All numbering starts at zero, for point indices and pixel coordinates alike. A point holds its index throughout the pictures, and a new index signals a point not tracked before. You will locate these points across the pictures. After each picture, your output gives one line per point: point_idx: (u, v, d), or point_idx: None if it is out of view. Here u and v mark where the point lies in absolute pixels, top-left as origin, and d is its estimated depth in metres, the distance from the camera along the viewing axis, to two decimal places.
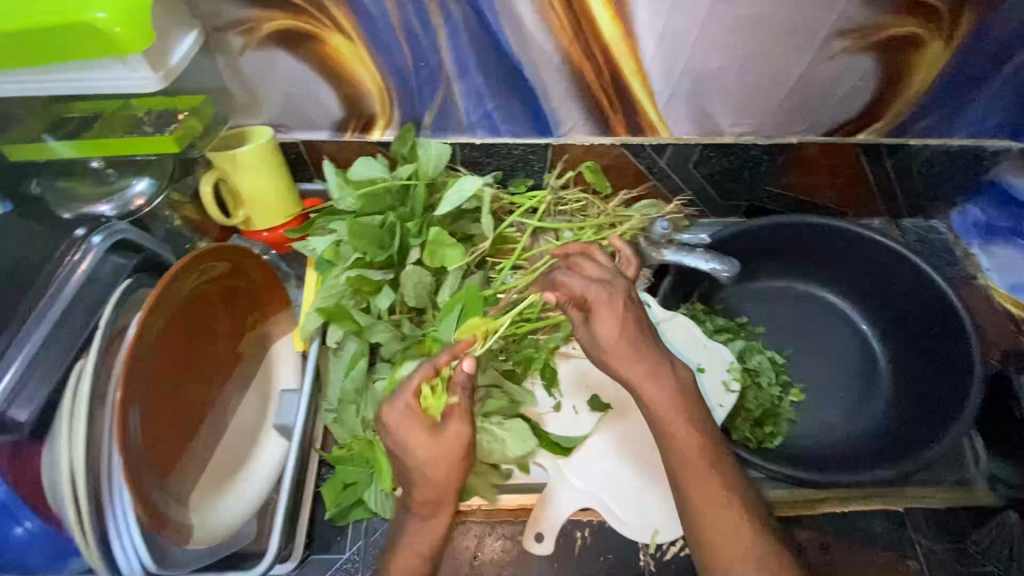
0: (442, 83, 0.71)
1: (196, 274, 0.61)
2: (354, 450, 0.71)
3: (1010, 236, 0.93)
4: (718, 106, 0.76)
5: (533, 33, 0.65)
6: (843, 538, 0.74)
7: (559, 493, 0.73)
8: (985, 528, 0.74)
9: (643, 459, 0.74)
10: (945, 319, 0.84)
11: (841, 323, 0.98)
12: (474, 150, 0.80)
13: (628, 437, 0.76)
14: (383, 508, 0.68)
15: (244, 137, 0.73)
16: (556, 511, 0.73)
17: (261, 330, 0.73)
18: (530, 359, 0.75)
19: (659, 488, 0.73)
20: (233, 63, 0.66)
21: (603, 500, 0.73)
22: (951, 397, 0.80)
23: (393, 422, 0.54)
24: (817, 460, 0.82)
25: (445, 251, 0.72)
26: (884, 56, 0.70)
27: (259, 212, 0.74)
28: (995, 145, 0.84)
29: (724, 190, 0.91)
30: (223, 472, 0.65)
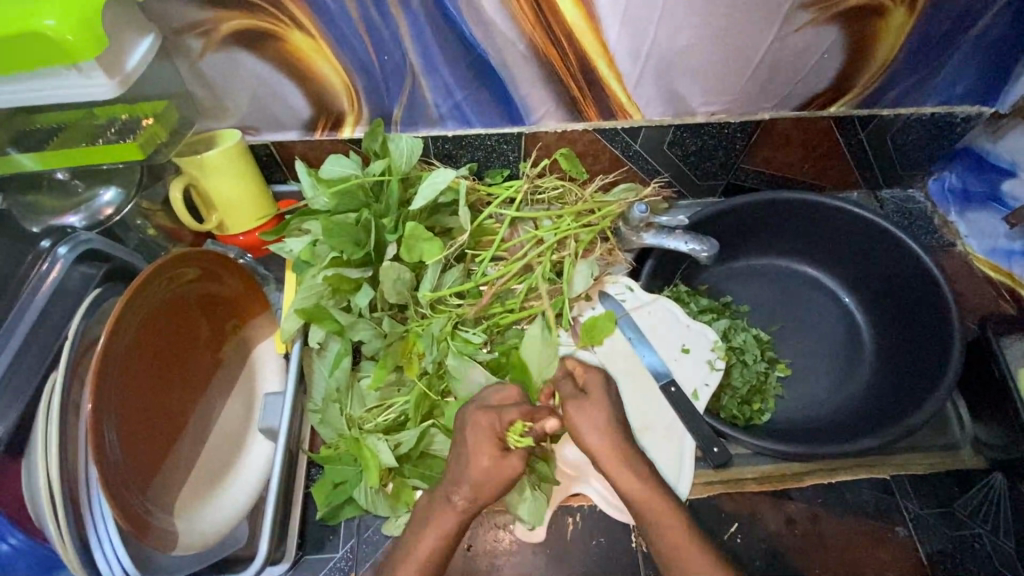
0: (408, 77, 0.70)
1: (168, 277, 0.61)
2: (342, 449, 0.70)
3: (988, 200, 0.91)
4: (687, 86, 0.76)
5: (497, 23, 0.65)
6: (833, 508, 0.74)
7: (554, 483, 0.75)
8: (971, 491, 0.75)
9: None
10: (923, 288, 0.85)
11: (823, 297, 0.98)
12: (447, 142, 0.80)
13: None
14: (375, 504, 0.69)
15: (212, 141, 0.72)
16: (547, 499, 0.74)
17: (241, 335, 0.73)
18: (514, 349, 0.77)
19: None
20: (194, 66, 0.65)
21: (592, 484, 0.74)
22: (933, 363, 0.81)
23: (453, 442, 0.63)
24: (801, 434, 0.83)
25: (423, 246, 0.73)
26: (847, 27, 0.70)
27: (233, 216, 0.74)
28: (966, 111, 0.84)
29: (701, 171, 0.91)
30: (209, 474, 0.65)
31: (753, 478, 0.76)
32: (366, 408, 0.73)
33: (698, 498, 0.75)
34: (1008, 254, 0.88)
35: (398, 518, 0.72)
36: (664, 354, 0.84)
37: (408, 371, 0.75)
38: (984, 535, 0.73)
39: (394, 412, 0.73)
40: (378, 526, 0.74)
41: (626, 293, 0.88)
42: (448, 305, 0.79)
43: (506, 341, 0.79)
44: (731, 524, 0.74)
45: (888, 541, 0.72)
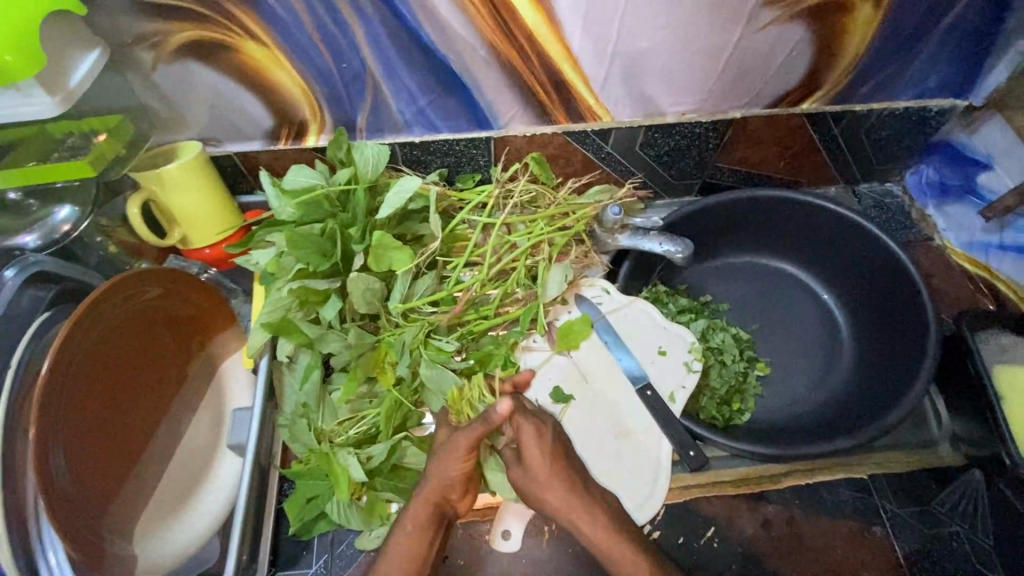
0: (369, 85, 0.69)
1: (125, 295, 0.60)
2: (312, 463, 0.69)
3: (964, 193, 0.91)
4: (655, 86, 0.75)
5: (454, 28, 0.64)
6: (811, 510, 0.74)
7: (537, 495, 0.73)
8: (950, 488, 0.75)
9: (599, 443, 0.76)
10: (899, 283, 0.84)
11: (802, 295, 0.97)
12: (415, 149, 0.79)
13: (587, 422, 0.77)
14: (348, 518, 0.68)
15: (172, 153, 0.70)
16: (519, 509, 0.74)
17: (209, 351, 0.72)
18: (489, 356, 0.76)
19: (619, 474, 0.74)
20: (146, 78, 0.64)
21: None
22: (911, 358, 0.80)
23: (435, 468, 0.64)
24: (780, 435, 0.83)
25: (392, 255, 0.72)
26: (814, 23, 0.69)
27: (198, 229, 0.73)
28: (940, 104, 0.83)
29: (675, 170, 0.90)
30: (175, 492, 0.65)
31: (730, 481, 0.75)
32: (337, 420, 0.73)
33: (675, 502, 0.75)
34: (986, 247, 0.88)
35: (372, 532, 0.71)
36: (642, 356, 0.83)
37: (380, 382, 0.74)
38: (962, 532, 0.72)
39: (365, 424, 0.72)
40: (352, 540, 0.73)
41: (603, 296, 0.87)
42: (421, 313, 0.78)
43: (481, 347, 0.78)
44: (708, 528, 0.73)
45: (866, 541, 0.72)
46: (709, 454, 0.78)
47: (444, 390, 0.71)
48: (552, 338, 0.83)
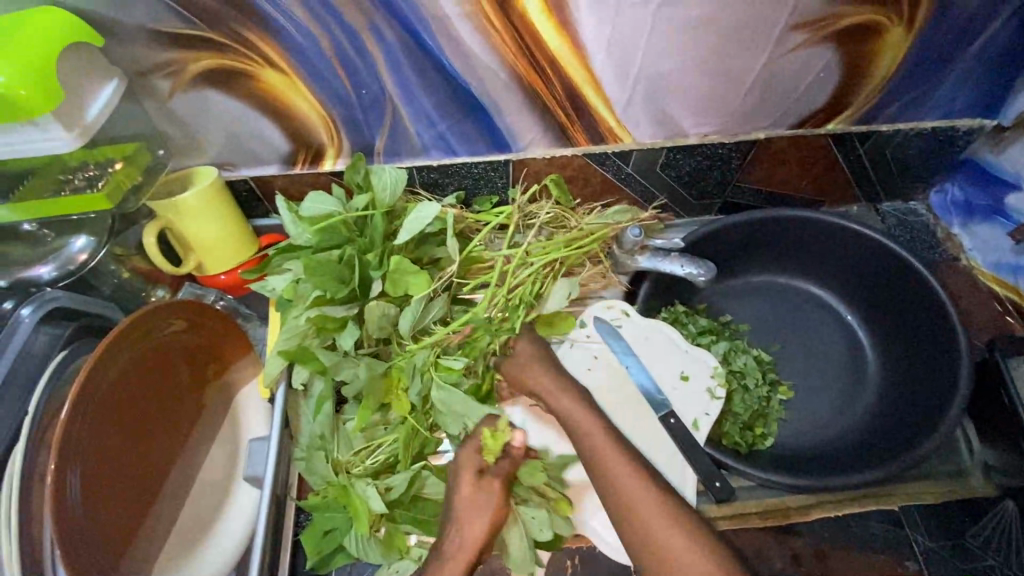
0: (388, 111, 0.68)
1: (145, 328, 0.59)
2: (330, 496, 0.68)
3: (991, 214, 0.88)
4: (678, 109, 0.73)
5: (475, 53, 0.62)
6: (840, 544, 0.71)
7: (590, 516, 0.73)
8: (983, 520, 0.73)
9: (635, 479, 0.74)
10: (925, 306, 0.83)
11: (824, 314, 0.96)
12: (433, 172, 0.78)
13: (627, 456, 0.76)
14: (367, 553, 0.67)
15: (188, 180, 0.69)
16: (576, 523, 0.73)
17: (225, 380, 0.70)
18: None
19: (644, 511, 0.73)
20: (164, 106, 0.63)
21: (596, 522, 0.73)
22: (940, 384, 0.79)
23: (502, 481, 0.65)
24: (805, 462, 0.81)
25: (409, 279, 0.72)
26: (844, 46, 0.67)
27: (213, 256, 0.72)
28: (968, 124, 0.82)
29: (696, 191, 0.89)
30: (192, 529, 0.63)
31: (757, 512, 0.73)
32: (354, 450, 0.72)
33: None
34: (1015, 269, 0.86)
35: (391, 566, 0.69)
36: (662, 381, 0.82)
37: (395, 409, 0.74)
38: (996, 566, 0.70)
39: (383, 453, 0.71)
40: (369, 573, 0.72)
41: (621, 318, 0.87)
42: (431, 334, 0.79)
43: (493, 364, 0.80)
44: None
45: None
46: (735, 484, 0.76)
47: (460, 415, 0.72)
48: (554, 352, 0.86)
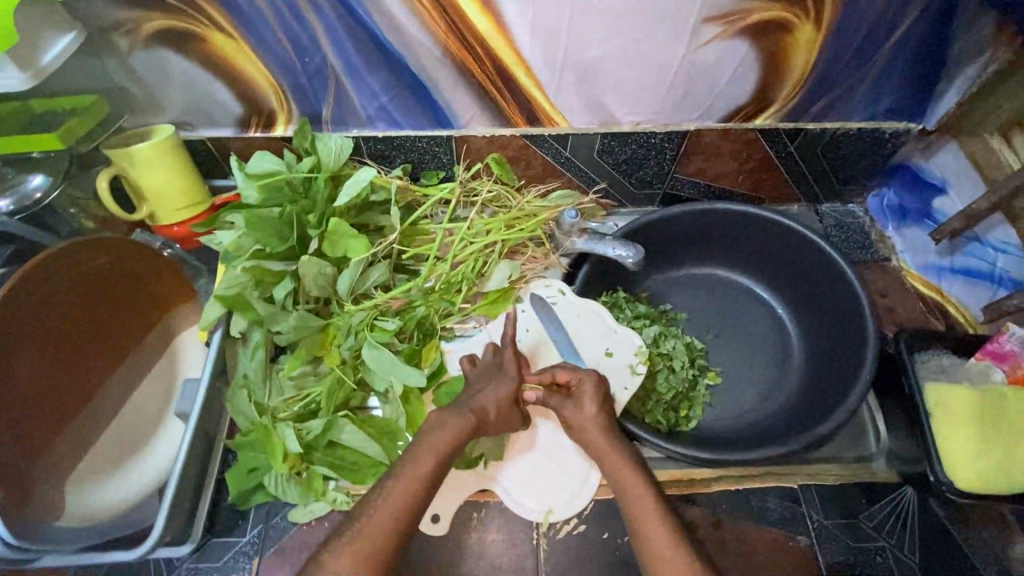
0: (332, 81, 0.73)
1: (77, 261, 0.64)
2: (253, 436, 0.72)
3: (920, 217, 0.92)
4: (607, 96, 0.78)
5: (408, 29, 0.68)
6: (737, 516, 0.75)
7: (520, 476, 0.76)
8: (880, 503, 0.75)
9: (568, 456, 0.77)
10: (846, 299, 0.86)
11: (758, 307, 0.99)
12: (380, 143, 0.83)
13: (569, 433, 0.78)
14: (286, 491, 0.71)
15: (146, 134, 0.75)
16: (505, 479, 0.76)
17: (166, 322, 0.76)
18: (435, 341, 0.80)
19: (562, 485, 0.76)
20: (123, 62, 0.69)
21: (516, 482, 0.76)
22: (850, 372, 0.82)
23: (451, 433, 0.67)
24: (722, 442, 0.83)
25: (348, 242, 0.77)
26: (757, 41, 0.71)
27: (165, 207, 0.77)
28: (894, 127, 0.85)
29: (635, 179, 0.93)
30: (114, 452, 0.68)
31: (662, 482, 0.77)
32: (282, 397, 0.76)
33: (605, 499, 0.76)
34: (938, 270, 0.89)
35: (307, 506, 0.74)
36: (587, 356, 0.86)
37: (325, 361, 0.78)
38: (887, 548, 0.72)
39: (309, 401, 0.76)
40: (287, 513, 0.76)
41: (558, 297, 0.90)
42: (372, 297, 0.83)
43: (422, 327, 0.84)
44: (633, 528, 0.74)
45: (789, 549, 0.73)
46: (646, 454, 0.80)
47: (385, 371, 0.76)
48: (488, 324, 0.89)
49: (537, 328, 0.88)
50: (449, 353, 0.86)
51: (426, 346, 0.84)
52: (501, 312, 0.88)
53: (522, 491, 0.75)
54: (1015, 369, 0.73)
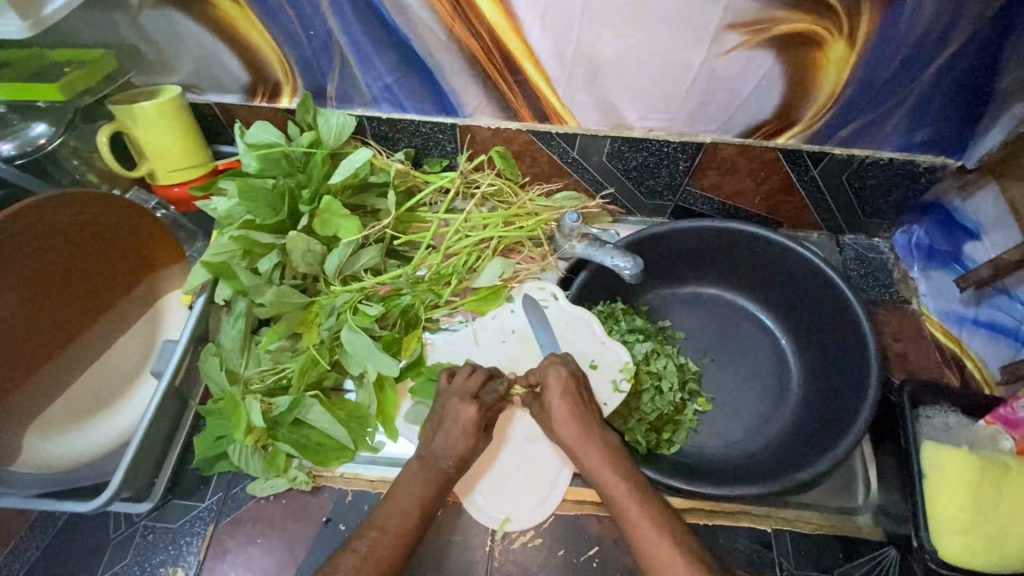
0: (337, 57, 0.72)
1: (73, 217, 0.65)
2: (221, 405, 0.72)
3: (949, 261, 0.85)
4: (619, 98, 0.74)
5: (416, 11, 0.66)
6: (702, 551, 0.71)
7: (488, 487, 0.75)
8: (857, 561, 0.70)
9: (537, 477, 0.75)
10: (853, 339, 0.81)
11: (761, 336, 0.94)
12: (383, 125, 0.82)
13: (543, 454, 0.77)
14: (246, 463, 0.71)
15: (152, 94, 0.75)
16: (473, 487, 0.75)
17: (152, 282, 0.77)
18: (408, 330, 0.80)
19: (526, 504, 0.74)
20: (132, 19, 0.69)
21: (481, 492, 0.74)
22: (847, 417, 0.77)
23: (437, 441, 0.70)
24: (700, 472, 0.80)
25: (339, 222, 0.76)
26: (783, 55, 0.66)
27: (166, 167, 0.78)
28: (929, 161, 0.79)
29: (644, 187, 0.89)
30: (85, 402, 0.70)
31: None
32: (258, 369, 0.76)
33: (565, 514, 0.75)
34: (961, 320, 0.83)
35: (267, 481, 0.74)
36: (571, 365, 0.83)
37: (304, 339, 0.78)
38: None
39: (283, 377, 0.76)
40: (248, 484, 0.76)
41: (550, 301, 0.87)
42: (360, 279, 0.83)
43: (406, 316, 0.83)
44: (592, 547, 0.73)
45: None
46: None
47: (360, 356, 0.75)
48: (475, 320, 0.87)
49: (523, 330, 0.85)
50: (431, 345, 0.85)
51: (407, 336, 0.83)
52: (488, 310, 0.86)
53: (487, 500, 0.74)
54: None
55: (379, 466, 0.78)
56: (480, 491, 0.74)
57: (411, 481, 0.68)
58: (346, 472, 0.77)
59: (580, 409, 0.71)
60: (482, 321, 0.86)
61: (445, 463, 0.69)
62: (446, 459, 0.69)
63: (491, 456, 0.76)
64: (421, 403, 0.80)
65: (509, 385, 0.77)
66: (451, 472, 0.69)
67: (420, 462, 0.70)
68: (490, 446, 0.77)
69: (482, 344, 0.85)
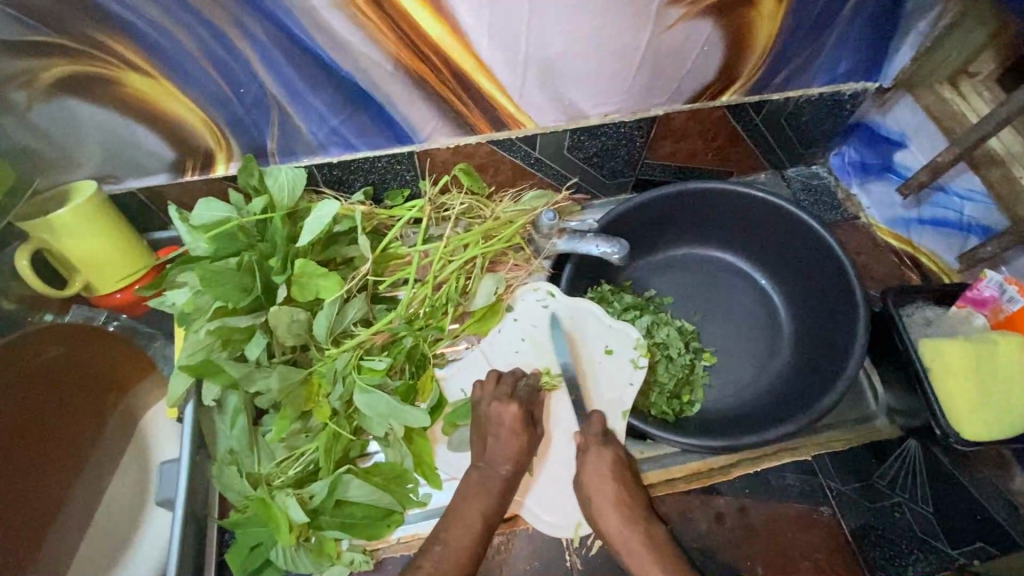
0: (275, 110, 0.66)
1: (26, 362, 0.60)
2: (250, 512, 0.65)
3: (883, 171, 0.93)
4: (575, 90, 0.74)
5: (354, 45, 0.61)
6: (759, 498, 0.76)
7: (541, 498, 0.76)
8: (889, 461, 0.77)
9: None
10: (824, 263, 0.87)
11: (740, 281, 0.99)
12: (335, 169, 0.76)
13: None
14: (297, 564, 0.66)
15: (66, 196, 0.66)
16: (529, 502, 0.76)
17: (128, 406, 0.70)
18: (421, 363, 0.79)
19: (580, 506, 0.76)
20: (24, 120, 0.60)
21: (536, 507, 0.76)
22: (842, 334, 0.83)
23: (496, 445, 0.73)
24: (730, 425, 0.83)
25: (318, 282, 0.70)
26: (722, 19, 0.69)
27: (102, 275, 0.69)
28: (852, 88, 0.85)
29: (606, 170, 0.90)
30: (94, 559, 0.63)
31: (683, 477, 0.76)
32: (276, 462, 0.70)
33: None
34: (907, 222, 0.91)
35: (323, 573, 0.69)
36: (588, 359, 0.83)
37: (315, 415, 0.72)
38: (902, 502, 0.75)
39: (306, 462, 0.70)
40: None
41: (548, 299, 0.86)
42: (353, 336, 0.77)
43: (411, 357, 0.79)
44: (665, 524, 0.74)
45: (813, 522, 0.74)
46: (660, 450, 0.78)
47: (381, 417, 0.71)
48: (480, 343, 0.85)
49: (533, 335, 0.84)
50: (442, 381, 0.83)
51: (419, 379, 0.79)
52: (492, 328, 0.84)
53: (542, 512, 0.76)
54: (995, 313, 0.75)
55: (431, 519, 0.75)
56: (534, 506, 0.76)
57: (478, 496, 0.70)
58: (401, 538, 0.75)
59: (623, 498, 0.71)
60: (489, 339, 0.85)
61: (502, 467, 0.72)
62: (503, 465, 0.72)
63: (540, 469, 0.78)
64: (464, 426, 0.79)
65: (536, 376, 0.81)
66: (510, 475, 0.72)
67: (485, 478, 0.71)
68: (536, 459, 0.78)
69: (498, 362, 0.83)
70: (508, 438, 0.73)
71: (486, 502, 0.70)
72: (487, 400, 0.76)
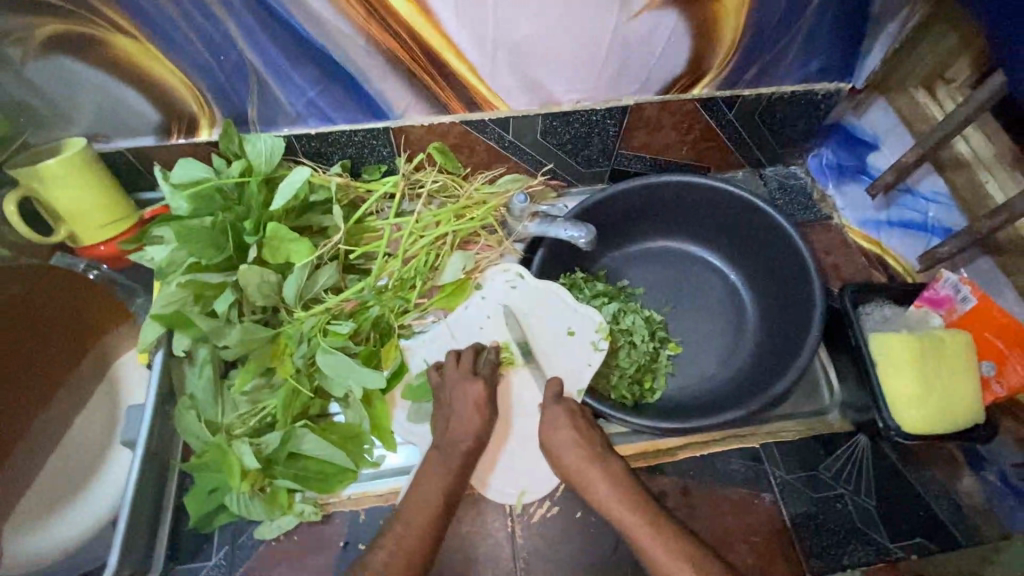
0: (254, 79, 0.70)
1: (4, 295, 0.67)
2: (207, 458, 0.69)
3: (857, 173, 0.95)
4: (545, 75, 0.76)
5: (326, 18, 0.65)
6: (703, 481, 0.77)
7: (502, 478, 0.79)
8: (836, 454, 0.78)
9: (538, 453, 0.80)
10: (789, 259, 0.89)
11: (712, 275, 1.00)
12: (315, 141, 0.80)
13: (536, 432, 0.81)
14: (249, 509, 0.69)
15: (55, 151, 0.71)
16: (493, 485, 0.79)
17: (102, 347, 0.75)
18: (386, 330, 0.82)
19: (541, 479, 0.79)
20: (19, 75, 0.64)
21: (500, 487, 0.79)
22: (800, 329, 0.84)
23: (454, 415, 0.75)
24: (686, 411, 0.85)
25: (289, 247, 0.73)
26: (687, 10, 0.71)
27: (86, 227, 0.73)
28: (825, 88, 0.87)
29: (581, 157, 0.93)
30: (57, 484, 0.68)
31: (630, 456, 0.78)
32: (237, 413, 0.73)
33: None
34: (876, 225, 0.92)
35: (273, 522, 0.72)
36: (551, 338, 0.85)
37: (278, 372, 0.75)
38: (845, 494, 0.76)
39: (266, 415, 0.73)
40: (253, 530, 0.75)
41: (517, 280, 0.89)
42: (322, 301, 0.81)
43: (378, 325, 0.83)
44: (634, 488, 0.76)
45: (753, 507, 0.76)
46: (613, 429, 0.81)
47: (340, 376, 0.74)
48: (447, 317, 0.88)
49: (497, 313, 0.87)
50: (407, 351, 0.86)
51: (383, 347, 0.82)
52: (460, 303, 0.87)
53: (508, 490, 0.79)
54: (951, 312, 0.76)
55: (383, 479, 0.79)
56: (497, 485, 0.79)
57: (434, 460, 0.73)
58: (352, 494, 0.77)
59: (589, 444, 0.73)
60: (456, 313, 0.88)
61: (455, 432, 0.74)
62: (463, 439, 0.74)
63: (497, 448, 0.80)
64: (424, 400, 0.81)
65: (497, 352, 0.83)
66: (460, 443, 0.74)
67: (437, 443, 0.74)
68: (495, 441, 0.81)
69: (465, 337, 0.86)
70: (466, 407, 0.76)
71: (438, 466, 0.72)
72: (448, 372, 0.79)
